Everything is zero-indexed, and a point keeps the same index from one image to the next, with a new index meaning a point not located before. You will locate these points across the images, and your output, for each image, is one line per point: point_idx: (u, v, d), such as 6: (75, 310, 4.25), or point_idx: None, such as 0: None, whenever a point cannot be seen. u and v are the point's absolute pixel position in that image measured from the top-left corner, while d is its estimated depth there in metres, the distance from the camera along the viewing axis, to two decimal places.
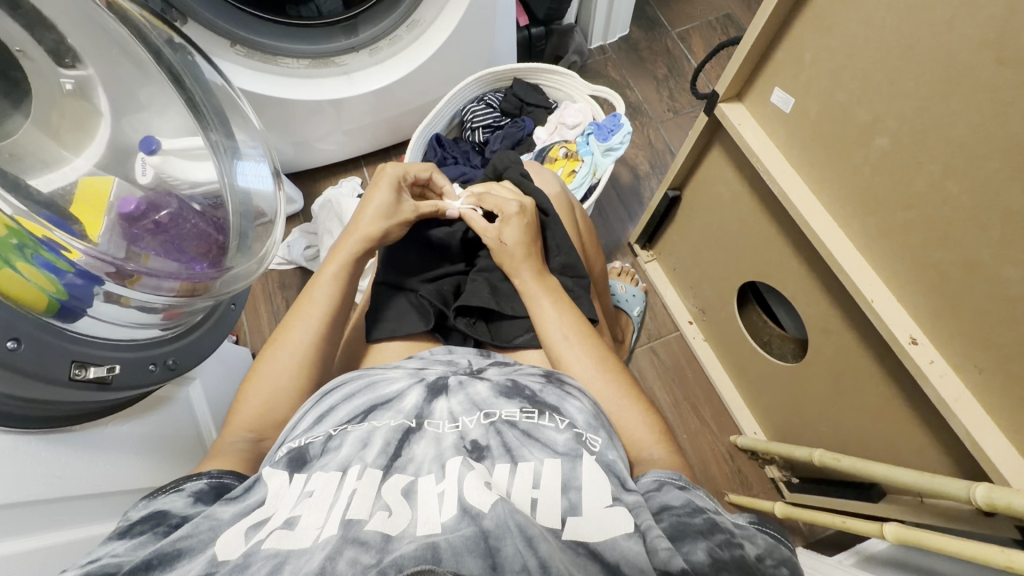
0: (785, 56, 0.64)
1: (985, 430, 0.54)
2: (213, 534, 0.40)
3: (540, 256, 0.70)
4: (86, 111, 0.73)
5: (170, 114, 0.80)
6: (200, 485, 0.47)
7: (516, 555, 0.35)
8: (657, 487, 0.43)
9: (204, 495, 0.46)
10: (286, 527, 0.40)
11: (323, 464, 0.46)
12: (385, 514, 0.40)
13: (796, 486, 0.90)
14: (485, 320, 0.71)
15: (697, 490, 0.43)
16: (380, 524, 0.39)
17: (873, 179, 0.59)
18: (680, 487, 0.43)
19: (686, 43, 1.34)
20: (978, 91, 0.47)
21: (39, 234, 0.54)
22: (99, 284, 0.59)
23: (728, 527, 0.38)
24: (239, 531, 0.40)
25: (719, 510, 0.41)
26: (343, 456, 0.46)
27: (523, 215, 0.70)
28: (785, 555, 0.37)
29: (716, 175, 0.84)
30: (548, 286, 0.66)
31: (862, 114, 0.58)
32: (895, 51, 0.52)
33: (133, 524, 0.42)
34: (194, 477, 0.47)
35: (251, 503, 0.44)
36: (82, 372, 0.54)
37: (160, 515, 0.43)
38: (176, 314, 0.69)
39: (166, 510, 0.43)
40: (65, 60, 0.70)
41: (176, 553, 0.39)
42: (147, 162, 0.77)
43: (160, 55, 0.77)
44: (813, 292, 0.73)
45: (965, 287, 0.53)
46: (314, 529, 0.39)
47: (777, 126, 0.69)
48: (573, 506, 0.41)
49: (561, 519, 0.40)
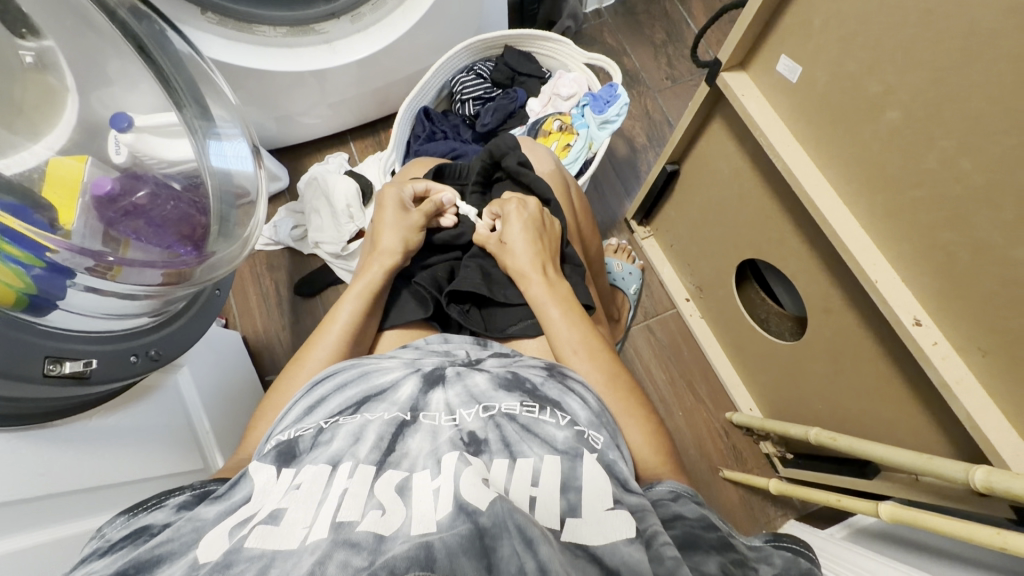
0: (792, 22, 0.60)
1: (986, 413, 0.53)
2: (195, 536, 0.39)
3: (548, 254, 0.67)
4: (51, 86, 0.69)
5: (140, 90, 0.76)
6: (183, 497, 0.45)
7: (513, 557, 0.34)
8: (672, 497, 0.43)
9: (186, 502, 0.44)
10: (270, 521, 0.39)
11: (312, 458, 0.45)
12: (378, 513, 0.39)
13: (790, 462, 0.91)
14: (479, 308, 0.69)
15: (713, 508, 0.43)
16: (373, 524, 0.38)
17: (883, 156, 0.56)
18: (693, 501, 0.43)
19: (686, 6, 1.28)
20: (1002, 62, 0.44)
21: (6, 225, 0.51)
22: (69, 277, 0.57)
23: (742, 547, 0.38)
24: (224, 530, 0.39)
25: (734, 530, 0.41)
26: (335, 450, 0.45)
27: (524, 210, 0.69)
28: (803, 569, 0.37)
29: (717, 148, 0.80)
30: (557, 291, 0.63)
31: (875, 85, 0.54)
32: (910, 17, 0.49)
33: (114, 543, 0.40)
34: (177, 491, 0.45)
35: (236, 500, 0.42)
36: (57, 368, 0.52)
37: (140, 530, 0.41)
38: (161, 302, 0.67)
39: (148, 523, 0.41)
40: (21, 31, 0.66)
41: (156, 560, 0.38)
42: (120, 141, 0.73)
43: (119, 20, 0.71)
44: (815, 271, 0.72)
45: (975, 268, 0.51)
46: (301, 528, 0.38)
47: (782, 97, 0.66)
48: (572, 507, 0.40)
49: (560, 520, 0.39)
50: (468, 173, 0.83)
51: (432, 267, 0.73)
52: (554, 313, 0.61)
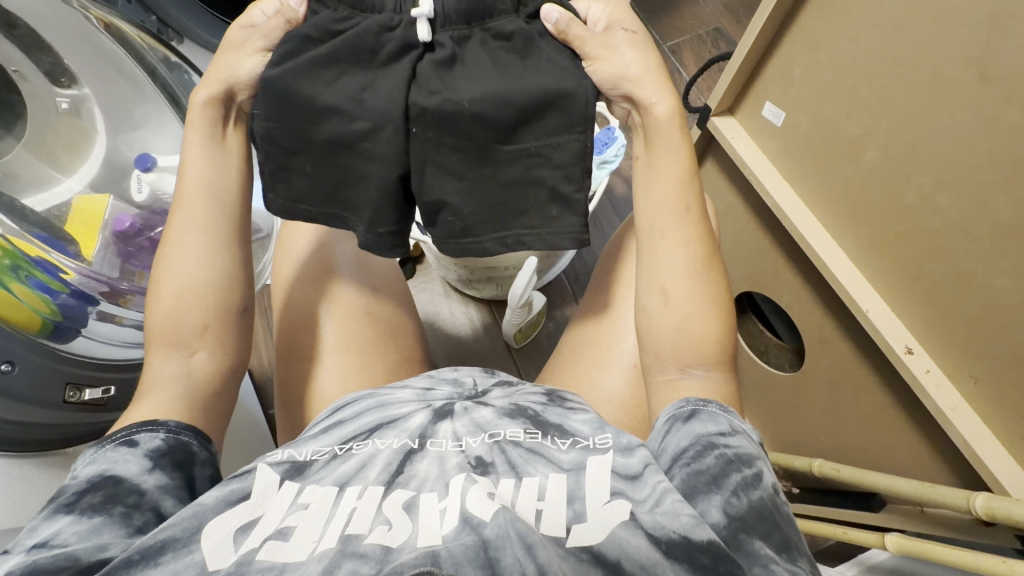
0: (775, 72, 0.65)
1: (982, 439, 0.54)
2: (196, 522, 0.38)
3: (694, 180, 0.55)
4: (81, 130, 0.74)
5: (165, 132, 0.83)
6: (157, 440, 0.43)
7: (515, 563, 0.35)
8: (665, 431, 0.45)
9: (162, 459, 0.42)
10: (280, 537, 0.38)
11: (318, 476, 0.45)
12: (385, 528, 0.39)
13: (796, 496, 0.88)
14: (487, 218, 0.54)
15: (704, 414, 0.45)
16: (379, 538, 0.38)
17: (865, 192, 0.60)
18: (685, 421, 0.45)
19: (678, 56, 1.37)
20: (965, 106, 0.48)
21: (31, 252, 0.60)
22: (90, 304, 0.64)
23: (739, 460, 0.41)
24: (226, 533, 0.38)
25: (727, 432, 0.44)
26: (342, 473, 0.45)
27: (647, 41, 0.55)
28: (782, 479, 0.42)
29: (710, 186, 0.84)
30: (687, 226, 0.52)
31: (853, 128, 0.58)
32: (881, 69, 0.54)
33: (81, 497, 0.38)
34: (149, 429, 0.43)
35: (234, 489, 0.42)
36: (76, 395, 0.55)
37: (114, 484, 0.39)
38: None
39: (120, 477, 0.39)
40: (62, 80, 0.71)
41: (160, 546, 0.36)
42: (143, 179, 0.79)
43: (155, 73, 0.81)
44: (809, 301, 0.74)
45: (959, 297, 0.53)
46: (309, 542, 0.38)
47: (767, 139, 0.70)
48: (577, 514, 0.41)
49: (566, 527, 0.40)
50: (442, 7, 0.50)
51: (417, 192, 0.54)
52: (673, 234, 0.52)
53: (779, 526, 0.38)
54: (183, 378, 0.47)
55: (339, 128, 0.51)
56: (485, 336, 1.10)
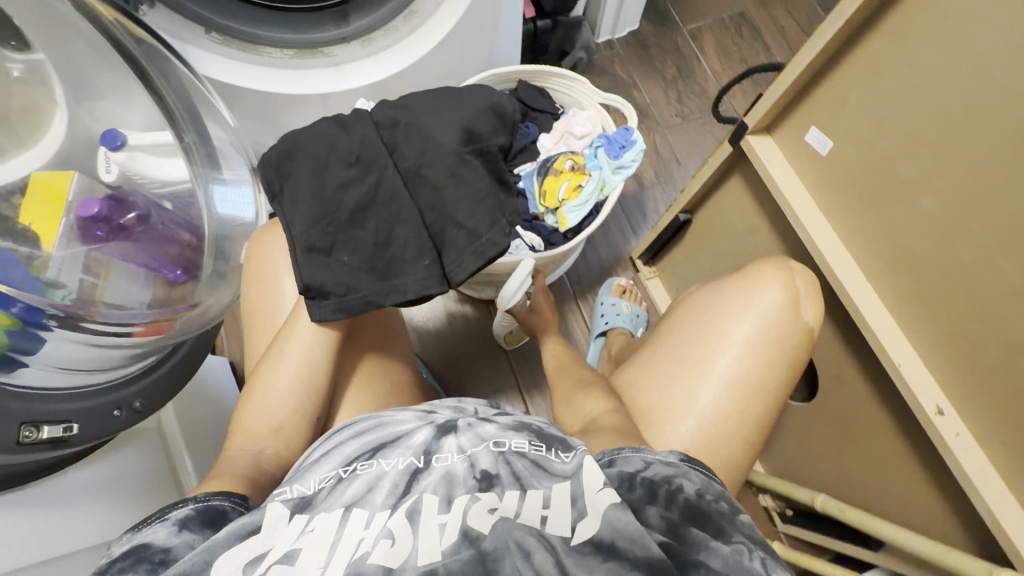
0: (829, 92, 0.58)
1: (1007, 510, 0.52)
2: (204, 558, 0.39)
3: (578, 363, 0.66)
4: (39, 100, 0.67)
5: (134, 101, 0.73)
6: (186, 510, 0.43)
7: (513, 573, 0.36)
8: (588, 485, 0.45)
9: (190, 520, 0.43)
10: (285, 560, 0.38)
11: (327, 504, 0.43)
12: (388, 543, 0.39)
13: (789, 518, 0.87)
14: (469, 263, 0.59)
15: (618, 458, 0.46)
16: (383, 556, 0.38)
17: (911, 238, 0.55)
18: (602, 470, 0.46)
19: (697, 42, 1.27)
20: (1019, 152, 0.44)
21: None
22: (39, 340, 0.55)
23: (660, 479, 0.43)
24: (234, 570, 0.38)
25: (643, 466, 0.45)
26: (350, 495, 0.44)
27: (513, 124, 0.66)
28: (718, 488, 0.44)
29: (733, 204, 0.79)
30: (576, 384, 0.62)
31: (909, 169, 0.53)
32: (954, 105, 0.48)
33: (114, 562, 0.40)
34: (180, 503, 0.44)
35: (245, 522, 0.42)
36: (33, 434, 0.51)
37: (142, 548, 0.40)
38: (153, 329, 0.66)
39: (148, 543, 0.41)
40: (12, 43, 0.62)
41: None
42: (111, 159, 0.71)
43: (121, 45, 0.67)
44: (828, 338, 0.70)
45: (1002, 364, 0.50)
46: (315, 569, 0.38)
47: (809, 168, 0.64)
48: (580, 512, 0.40)
49: (571, 525, 0.39)
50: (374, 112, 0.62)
51: (394, 231, 0.59)
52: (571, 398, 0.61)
53: (711, 517, 0.41)
54: (250, 458, 0.52)
55: (357, 193, 0.59)
56: (482, 337, 1.05)
